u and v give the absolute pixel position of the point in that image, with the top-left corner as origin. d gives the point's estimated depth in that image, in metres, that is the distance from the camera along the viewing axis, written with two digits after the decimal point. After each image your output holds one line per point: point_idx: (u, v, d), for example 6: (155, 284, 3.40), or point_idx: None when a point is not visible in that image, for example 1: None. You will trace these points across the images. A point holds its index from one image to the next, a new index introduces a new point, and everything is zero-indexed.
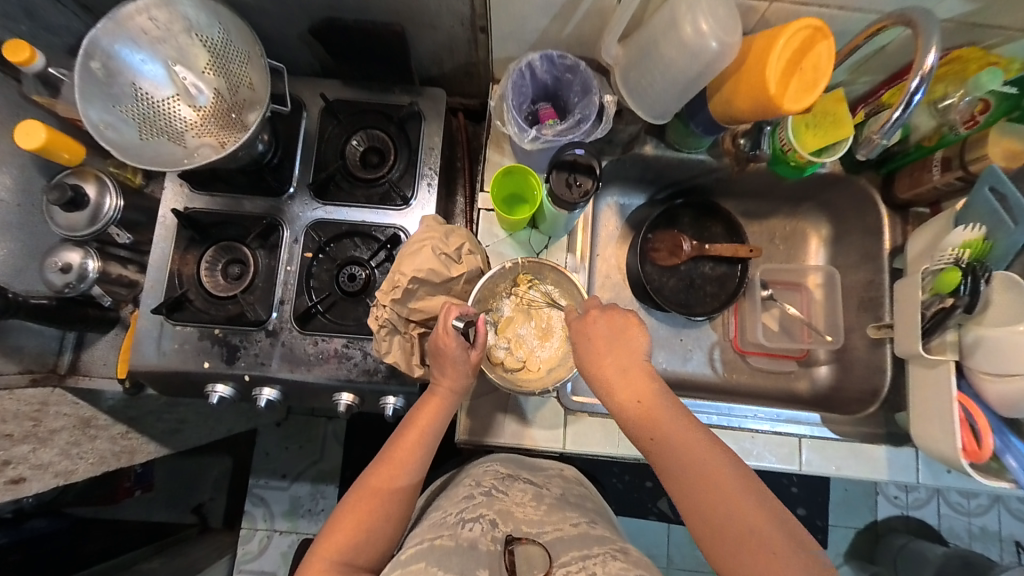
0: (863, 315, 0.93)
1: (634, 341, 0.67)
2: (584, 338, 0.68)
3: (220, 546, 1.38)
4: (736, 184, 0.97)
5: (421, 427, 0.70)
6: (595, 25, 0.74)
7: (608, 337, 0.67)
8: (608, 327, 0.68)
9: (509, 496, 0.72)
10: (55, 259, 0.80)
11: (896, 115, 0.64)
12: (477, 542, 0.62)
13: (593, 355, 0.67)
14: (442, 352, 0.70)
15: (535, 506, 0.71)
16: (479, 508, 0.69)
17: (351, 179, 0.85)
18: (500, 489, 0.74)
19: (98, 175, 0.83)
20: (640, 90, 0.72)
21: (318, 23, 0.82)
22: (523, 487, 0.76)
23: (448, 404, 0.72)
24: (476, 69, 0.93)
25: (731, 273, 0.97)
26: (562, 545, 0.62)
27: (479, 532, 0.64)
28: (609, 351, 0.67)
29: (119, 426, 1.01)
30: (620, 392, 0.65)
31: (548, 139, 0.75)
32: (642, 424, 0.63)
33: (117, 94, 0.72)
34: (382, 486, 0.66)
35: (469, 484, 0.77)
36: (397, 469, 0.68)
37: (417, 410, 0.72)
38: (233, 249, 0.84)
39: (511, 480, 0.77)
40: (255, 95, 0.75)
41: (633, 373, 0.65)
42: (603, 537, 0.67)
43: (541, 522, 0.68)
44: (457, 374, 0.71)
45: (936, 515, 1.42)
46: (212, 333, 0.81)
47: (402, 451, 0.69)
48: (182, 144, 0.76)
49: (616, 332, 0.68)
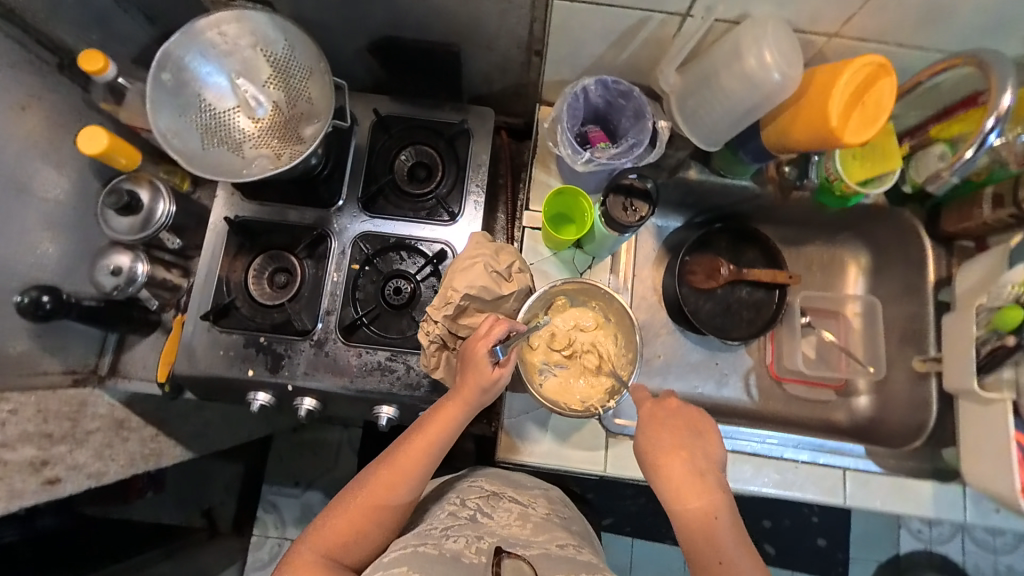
0: (905, 347, 0.92)
1: (705, 446, 0.65)
2: (660, 427, 0.66)
3: (232, 551, 1.37)
4: (777, 211, 0.97)
5: (426, 437, 0.66)
6: (652, 53, 0.75)
7: (681, 439, 0.66)
8: (679, 430, 0.66)
9: (494, 517, 0.67)
10: (106, 262, 0.82)
11: (968, 155, 0.64)
12: (461, 555, 0.58)
13: (667, 446, 0.65)
14: (471, 356, 0.67)
15: (520, 526, 0.67)
16: (462, 527, 0.64)
17: (399, 193, 0.87)
18: (485, 511, 0.69)
19: (152, 180, 0.85)
20: (696, 118, 0.73)
21: (377, 40, 0.85)
22: (508, 505, 0.71)
23: (458, 417, 0.66)
24: (525, 90, 0.94)
25: (768, 299, 0.97)
26: (546, 562, 0.58)
27: (462, 545, 0.60)
28: (680, 451, 0.65)
29: (149, 428, 1.01)
30: (688, 498, 0.62)
31: (602, 163, 0.75)
32: (706, 539, 0.60)
33: (184, 103, 0.75)
34: (378, 491, 0.63)
35: (453, 500, 0.71)
36: (371, 502, 0.63)
37: (427, 416, 0.67)
38: (280, 258, 0.85)
39: (495, 498, 0.72)
40: (314, 109, 0.77)
41: (704, 478, 0.63)
42: (591, 564, 0.61)
43: (528, 540, 0.63)
44: (474, 383, 0.66)
45: (961, 552, 1.36)
46: (257, 341, 0.81)
47: (404, 459, 0.65)
48: (239, 153, 0.77)
49: (691, 435, 0.66)
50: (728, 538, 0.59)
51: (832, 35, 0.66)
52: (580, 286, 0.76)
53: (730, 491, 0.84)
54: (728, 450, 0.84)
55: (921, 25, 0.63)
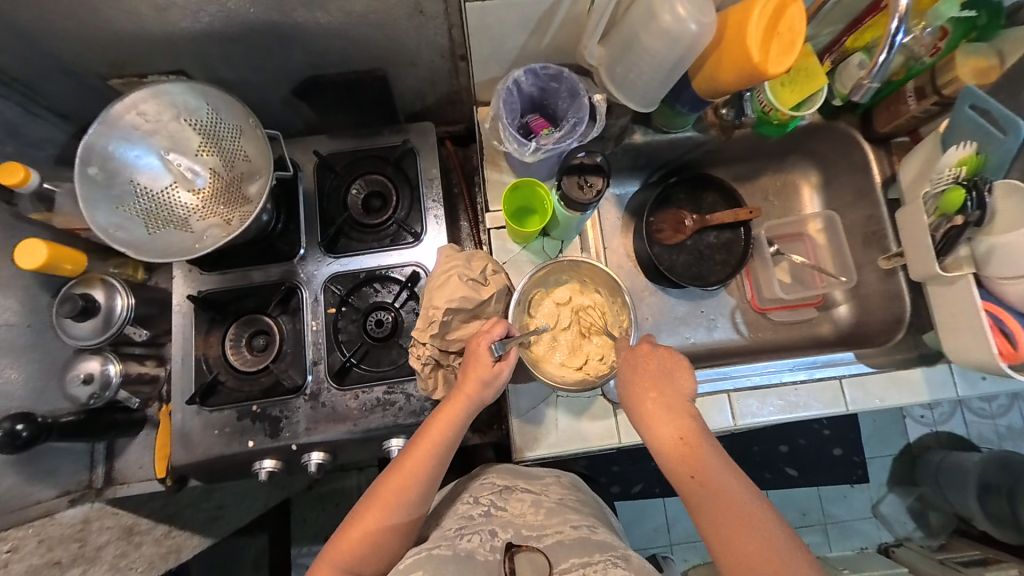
0: (869, 249, 0.96)
1: (674, 379, 0.66)
2: (633, 368, 0.67)
3: None
4: (724, 152, 1.01)
5: (432, 439, 0.63)
6: (572, 32, 0.76)
7: (655, 376, 0.66)
8: (652, 368, 0.67)
9: (507, 509, 0.67)
10: (76, 371, 0.79)
11: (882, 58, 0.66)
12: (474, 552, 0.58)
13: (638, 384, 0.66)
14: (474, 354, 0.67)
15: (534, 512, 0.66)
16: (477, 524, 0.64)
17: (358, 227, 0.86)
18: (499, 504, 0.68)
19: (104, 278, 0.82)
20: (628, 83, 0.75)
21: (300, 83, 0.84)
22: (523, 495, 0.70)
23: (462, 412, 0.65)
24: (459, 96, 0.95)
25: (736, 238, 0.99)
26: (562, 549, 0.58)
27: (477, 542, 0.60)
28: (654, 385, 0.65)
29: (162, 525, 0.98)
30: (662, 428, 0.63)
31: (549, 148, 0.76)
32: (682, 461, 0.61)
33: (118, 194, 0.72)
34: (389, 496, 0.61)
35: (467, 501, 0.70)
36: (382, 511, 0.60)
37: (432, 418, 0.65)
38: (255, 321, 0.82)
39: (508, 491, 0.71)
40: (252, 166, 0.75)
41: (674, 407, 0.64)
42: (606, 542, 0.61)
43: (542, 527, 0.63)
44: (474, 379, 0.66)
45: (963, 425, 1.43)
46: (250, 410, 0.79)
47: (412, 461, 0.62)
48: (188, 229, 0.75)
49: (664, 371, 0.66)
50: (708, 460, 0.60)
51: None
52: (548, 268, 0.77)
53: (743, 428, 0.87)
54: (732, 390, 0.87)
55: None
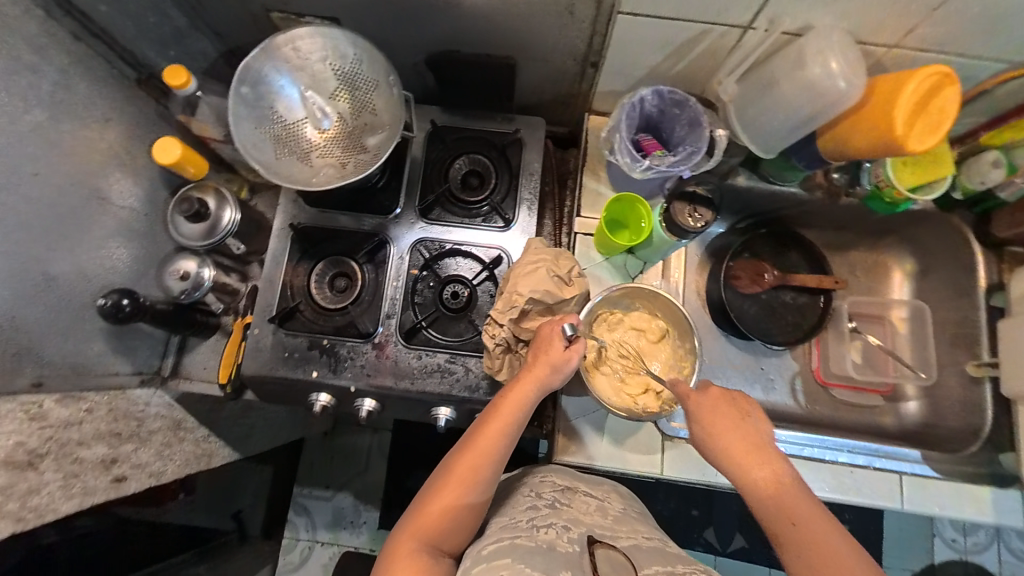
0: (957, 351, 0.92)
1: (737, 419, 0.65)
2: (704, 413, 0.66)
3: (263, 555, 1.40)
4: (821, 215, 0.99)
5: (504, 420, 0.64)
6: (708, 64, 0.77)
7: (729, 416, 0.65)
8: (728, 407, 0.66)
9: (574, 507, 0.66)
10: (174, 267, 0.86)
11: None
12: (555, 544, 0.58)
13: (711, 426, 0.65)
14: (544, 343, 0.68)
15: (601, 515, 0.66)
16: (547, 515, 0.63)
17: (454, 201, 0.90)
18: (564, 501, 0.67)
19: (217, 189, 0.89)
20: (752, 125, 0.75)
21: (434, 55, 0.89)
22: (586, 497, 0.69)
23: (534, 394, 0.65)
24: (575, 100, 0.98)
25: (813, 303, 0.97)
26: (641, 555, 0.58)
27: (555, 535, 0.60)
28: (735, 426, 0.64)
29: (202, 430, 1.05)
30: (751, 471, 0.61)
31: (661, 169, 0.78)
32: (774, 507, 0.58)
33: (258, 116, 0.79)
34: (466, 473, 0.61)
35: (528, 493, 0.69)
36: (460, 488, 0.60)
37: (503, 397, 0.65)
38: (341, 263, 0.88)
39: (570, 490, 0.70)
40: (377, 120, 0.81)
41: (757, 448, 0.63)
42: (681, 555, 0.62)
43: (614, 530, 0.63)
44: (546, 362, 0.66)
45: (996, 562, 1.34)
46: (320, 343, 0.83)
47: (486, 440, 0.62)
48: (307, 162, 0.81)
49: (738, 410, 0.65)
50: (801, 503, 0.58)
51: (893, 45, 0.68)
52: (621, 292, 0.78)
53: None
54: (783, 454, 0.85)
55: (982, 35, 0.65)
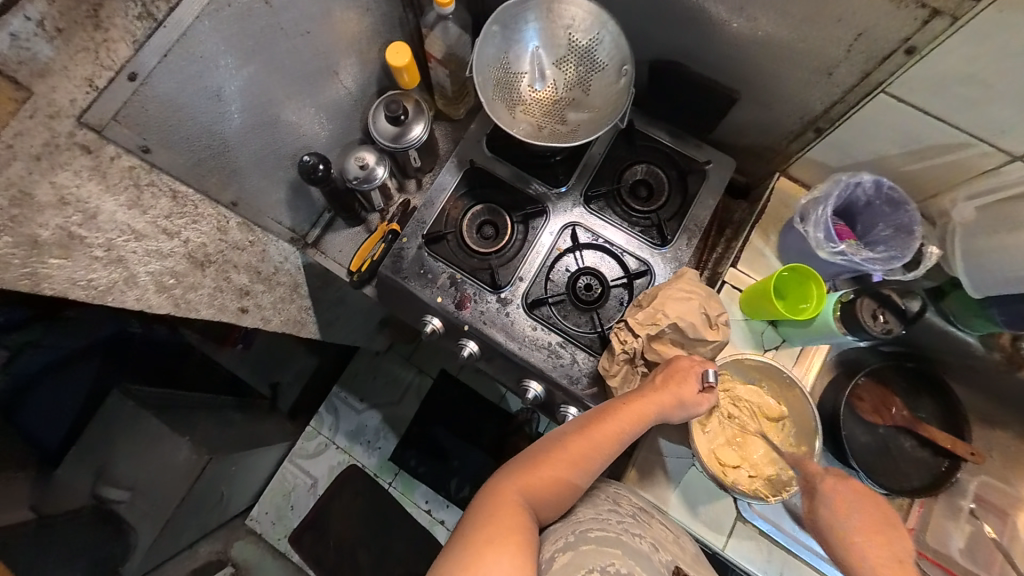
0: None
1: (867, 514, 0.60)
2: (835, 503, 0.62)
3: (282, 431, 1.52)
4: (984, 378, 0.89)
5: (625, 423, 0.64)
6: (944, 175, 0.74)
7: (859, 514, 0.60)
8: (860, 505, 0.61)
9: (655, 528, 0.65)
10: (357, 155, 0.95)
11: None
12: (653, 554, 0.60)
13: (840, 517, 0.61)
14: (679, 373, 0.69)
15: (682, 548, 0.64)
16: (636, 526, 0.63)
17: (619, 203, 0.93)
18: (644, 518, 0.66)
19: (416, 103, 0.97)
20: (973, 254, 0.73)
21: (663, 60, 0.90)
22: (664, 524, 0.68)
23: (657, 412, 0.66)
24: (770, 155, 0.95)
25: (931, 462, 0.90)
26: None
27: (648, 549, 0.60)
28: (864, 526, 0.59)
29: (308, 302, 1.13)
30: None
31: (853, 260, 0.74)
32: None
33: (491, 52, 0.84)
34: (578, 456, 0.62)
35: (607, 498, 0.67)
36: (569, 466, 0.61)
37: (625, 401, 0.66)
38: (495, 214, 0.93)
39: (647, 513, 0.68)
40: (586, 100, 0.87)
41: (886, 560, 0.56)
42: None
43: (695, 565, 0.62)
44: (677, 389, 0.67)
45: None
46: (454, 276, 0.89)
47: (604, 433, 0.63)
48: (511, 110, 0.87)
49: (874, 513, 0.60)
50: None
51: None
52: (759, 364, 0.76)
53: None
54: None
55: None
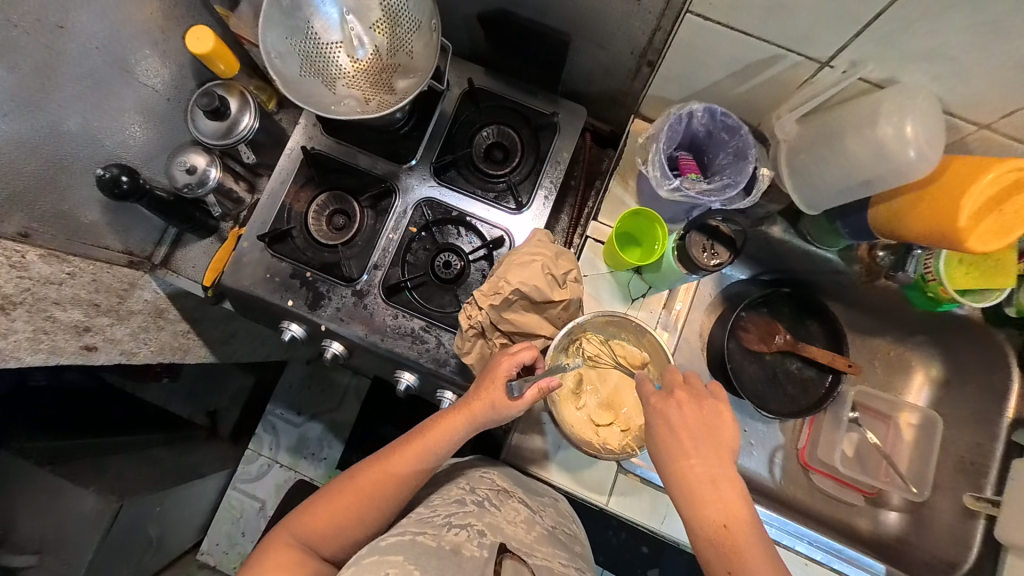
0: (958, 476, 0.84)
1: (724, 438, 0.59)
2: (666, 426, 0.60)
3: (220, 456, 1.39)
4: (854, 292, 0.90)
5: (420, 446, 0.65)
6: (773, 95, 0.70)
7: (693, 432, 0.59)
8: (696, 423, 0.60)
9: (501, 513, 0.64)
10: (183, 159, 0.87)
11: None
12: (460, 547, 0.56)
13: (676, 445, 0.59)
14: (490, 377, 0.65)
15: (526, 529, 0.63)
16: (468, 517, 0.61)
17: (473, 169, 0.87)
18: (493, 503, 0.65)
19: (243, 93, 0.88)
20: (804, 174, 0.68)
21: (489, 12, 0.84)
22: (517, 505, 0.67)
23: (459, 431, 0.65)
24: (624, 98, 0.92)
25: (818, 380, 0.90)
26: None
27: (464, 539, 0.58)
28: (697, 446, 0.59)
29: (183, 324, 1.06)
30: (705, 506, 0.56)
31: (689, 194, 0.72)
32: (721, 550, 0.54)
33: (293, 27, 0.77)
34: (367, 488, 0.63)
35: (462, 486, 0.67)
36: (354, 498, 0.63)
37: (426, 426, 0.66)
38: (343, 201, 0.86)
39: (505, 495, 0.67)
40: (412, 64, 0.79)
41: (714, 481, 0.57)
42: None
43: (531, 548, 0.60)
44: (480, 404, 0.64)
45: None
46: (303, 274, 0.82)
47: (396, 461, 0.64)
48: (331, 89, 0.80)
49: (705, 430, 0.59)
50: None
51: (985, 125, 0.62)
52: (604, 317, 0.73)
53: None
54: None
55: None
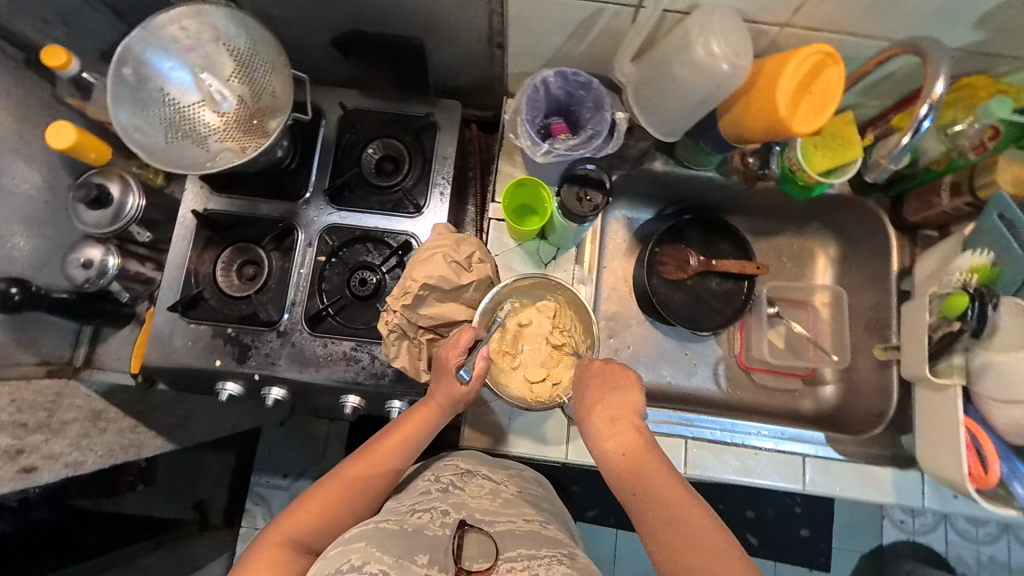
0: (869, 335, 0.92)
1: (628, 392, 0.66)
2: (585, 385, 0.69)
3: (220, 544, 1.28)
4: (745, 202, 0.98)
5: (405, 433, 0.70)
6: (609, 45, 0.76)
7: (605, 389, 0.67)
8: (604, 380, 0.67)
9: (465, 491, 0.67)
10: (78, 255, 0.85)
11: (906, 140, 0.68)
12: (423, 527, 0.59)
13: (587, 400, 0.67)
14: (444, 367, 0.70)
15: (491, 499, 0.67)
16: (432, 500, 0.65)
17: (366, 186, 0.89)
18: (458, 485, 0.68)
19: (122, 175, 0.87)
20: (651, 107, 0.74)
21: (341, 35, 0.87)
22: (481, 482, 0.70)
23: (436, 418, 0.72)
24: (493, 83, 0.97)
25: (738, 289, 0.97)
26: (511, 539, 0.59)
27: (428, 519, 0.61)
28: (604, 397, 0.66)
29: (128, 419, 1.05)
30: (608, 443, 0.63)
31: (560, 153, 0.76)
32: (624, 477, 0.61)
33: (146, 99, 0.77)
34: (358, 478, 0.66)
35: (427, 478, 0.71)
36: (346, 489, 0.65)
37: (403, 417, 0.72)
38: (248, 251, 0.86)
39: (468, 476, 0.71)
40: (277, 103, 0.78)
41: (619, 423, 0.64)
42: (554, 539, 0.63)
43: (495, 514, 0.64)
44: (446, 393, 0.71)
45: (944, 542, 1.33)
46: (224, 332, 0.82)
47: (383, 451, 0.68)
48: (204, 147, 0.79)
49: (611, 384, 0.67)
50: (664, 489, 0.58)
51: (784, 24, 0.68)
52: (529, 280, 0.77)
53: (692, 477, 0.85)
54: (690, 438, 0.86)
55: (863, 13, 0.65)
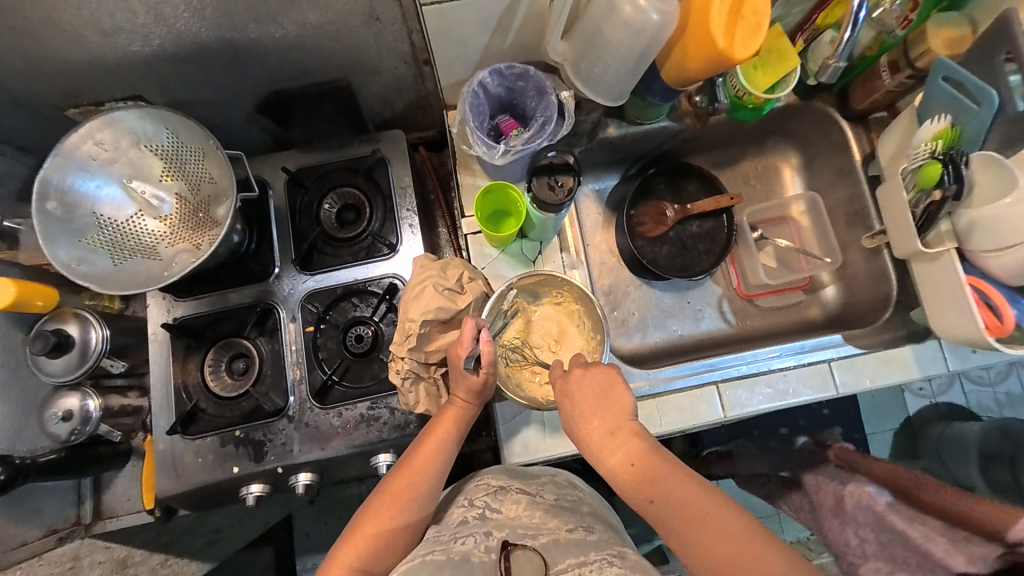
0: (853, 229, 0.95)
1: (619, 398, 0.65)
2: (572, 399, 0.66)
3: None
4: (702, 139, 0.99)
5: (438, 436, 0.67)
6: (535, 29, 0.74)
7: (596, 396, 0.65)
8: (596, 388, 0.66)
9: (504, 511, 0.65)
10: (53, 410, 0.78)
11: (846, 35, 0.68)
12: (470, 555, 0.56)
13: (579, 417, 0.65)
14: (454, 365, 0.69)
15: (532, 514, 0.64)
16: (473, 524, 0.62)
17: (333, 242, 0.84)
18: (494, 507, 0.65)
19: (76, 312, 0.81)
20: (593, 79, 0.73)
21: (264, 97, 0.83)
22: (518, 497, 0.67)
23: (466, 415, 0.70)
24: (429, 101, 0.94)
25: (719, 226, 0.97)
26: (558, 549, 0.57)
27: (472, 545, 0.58)
28: (595, 407, 0.65)
29: (157, 555, 1.00)
30: (613, 457, 0.62)
31: (518, 149, 0.75)
32: (636, 484, 0.60)
33: (80, 227, 0.71)
34: (403, 491, 0.62)
35: (461, 504, 0.68)
36: (394, 505, 0.61)
37: (434, 422, 0.69)
38: (233, 344, 0.81)
39: (502, 494, 0.68)
40: (219, 188, 0.74)
41: (618, 431, 0.63)
42: (599, 542, 0.61)
43: (539, 528, 0.62)
44: (464, 388, 0.69)
45: (962, 396, 1.39)
46: (233, 435, 0.78)
47: (421, 459, 0.65)
48: (157, 256, 0.74)
49: (602, 391, 0.66)
50: (676, 487, 0.57)
51: None
52: (533, 277, 0.76)
53: (733, 418, 0.85)
54: (720, 381, 0.86)
55: None
